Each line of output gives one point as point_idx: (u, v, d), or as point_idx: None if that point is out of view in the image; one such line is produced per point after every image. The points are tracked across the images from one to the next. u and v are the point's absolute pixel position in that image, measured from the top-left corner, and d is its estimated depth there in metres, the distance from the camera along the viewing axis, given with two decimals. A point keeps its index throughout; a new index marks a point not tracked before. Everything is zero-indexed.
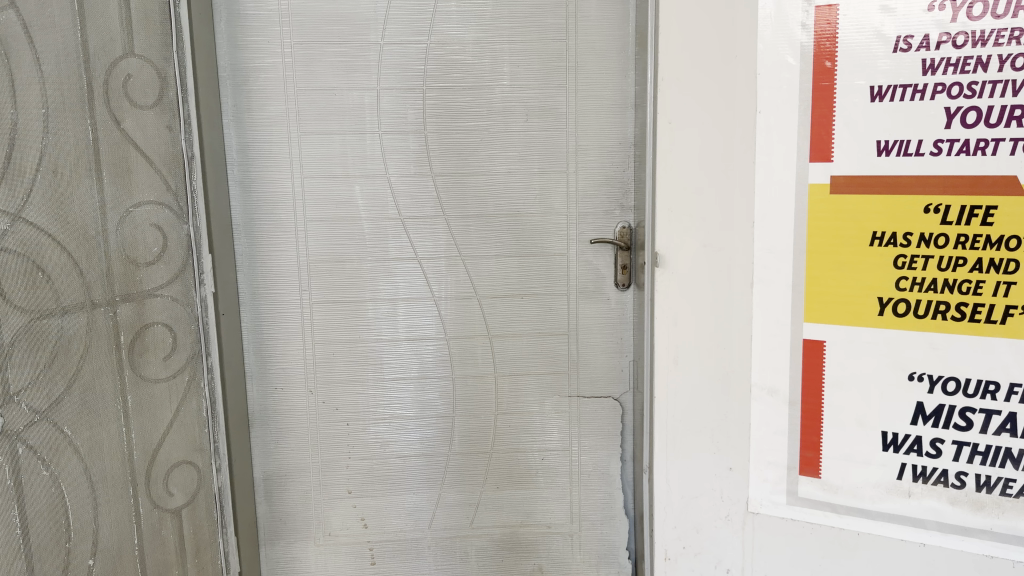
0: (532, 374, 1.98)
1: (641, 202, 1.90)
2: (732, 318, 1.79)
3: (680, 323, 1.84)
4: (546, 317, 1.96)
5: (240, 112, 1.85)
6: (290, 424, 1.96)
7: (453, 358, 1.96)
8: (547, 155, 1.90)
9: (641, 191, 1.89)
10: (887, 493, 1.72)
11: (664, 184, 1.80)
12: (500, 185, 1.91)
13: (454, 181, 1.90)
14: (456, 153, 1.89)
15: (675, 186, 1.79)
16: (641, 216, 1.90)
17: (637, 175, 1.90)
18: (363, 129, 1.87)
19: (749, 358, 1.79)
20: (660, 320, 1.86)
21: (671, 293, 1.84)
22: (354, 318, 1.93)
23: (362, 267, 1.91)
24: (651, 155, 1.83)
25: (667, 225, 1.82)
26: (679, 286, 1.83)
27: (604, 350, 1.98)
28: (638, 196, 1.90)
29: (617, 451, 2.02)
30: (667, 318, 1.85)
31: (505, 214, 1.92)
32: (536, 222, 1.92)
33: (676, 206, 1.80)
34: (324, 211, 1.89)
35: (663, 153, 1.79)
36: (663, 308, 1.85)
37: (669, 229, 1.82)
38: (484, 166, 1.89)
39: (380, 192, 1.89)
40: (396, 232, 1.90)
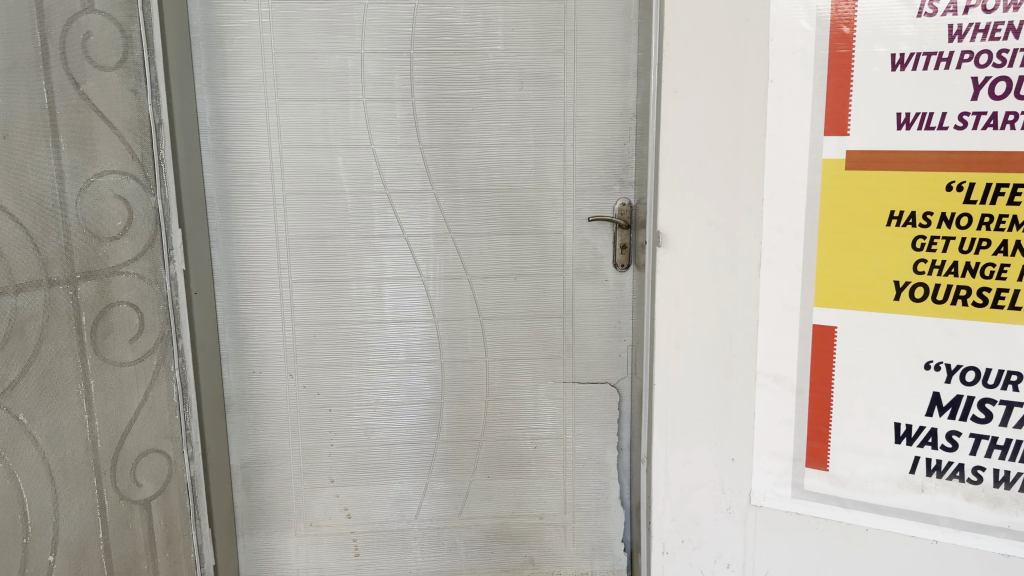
0: (525, 359, 1.88)
1: (642, 177, 1.79)
2: (736, 301, 1.69)
3: (682, 306, 1.74)
4: (540, 298, 1.86)
5: (215, 76, 1.72)
6: (269, 410, 1.86)
7: (441, 340, 1.85)
8: (543, 125, 1.79)
9: (643, 165, 1.78)
10: (898, 487, 1.62)
11: (667, 157, 1.69)
12: (493, 158, 1.79)
13: (443, 154, 1.78)
14: (446, 123, 1.77)
15: (678, 160, 1.68)
16: (643, 192, 1.79)
17: (640, 147, 1.78)
18: (346, 96, 1.74)
19: (754, 343, 1.69)
20: (661, 303, 1.76)
21: (673, 274, 1.73)
22: (336, 299, 1.82)
23: (346, 244, 1.80)
24: (655, 127, 1.72)
25: (670, 201, 1.71)
26: (681, 267, 1.73)
27: (600, 334, 1.88)
28: (641, 171, 1.79)
29: (614, 440, 1.93)
30: (668, 301, 1.75)
31: (498, 189, 1.80)
32: (531, 197, 1.81)
33: (679, 182, 1.69)
34: (305, 184, 1.77)
35: (668, 125, 1.68)
36: (663, 291, 1.75)
37: (672, 206, 1.71)
38: (476, 137, 1.78)
39: (364, 164, 1.77)
40: (381, 207, 1.79)
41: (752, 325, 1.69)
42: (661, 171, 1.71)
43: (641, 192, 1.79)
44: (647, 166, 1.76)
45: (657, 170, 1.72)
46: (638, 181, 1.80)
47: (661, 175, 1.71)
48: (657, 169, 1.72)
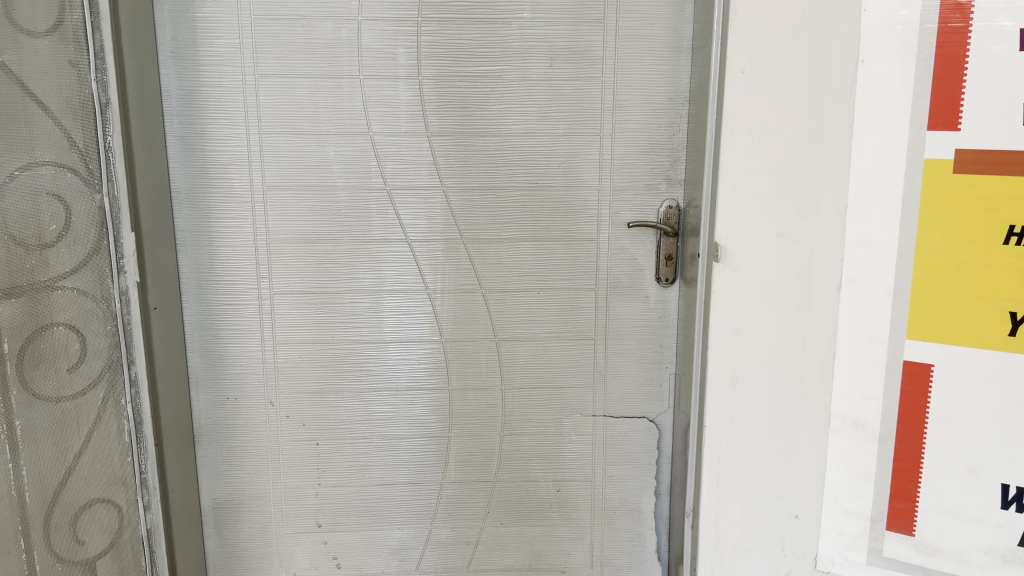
0: (547, 388, 1.59)
1: (694, 176, 1.48)
2: (808, 330, 1.40)
3: (743, 335, 1.44)
4: (568, 317, 1.56)
5: (182, 46, 1.43)
6: (245, 443, 1.58)
7: (450, 366, 1.57)
8: (575, 111, 1.48)
9: (696, 161, 1.48)
10: (1002, 561, 1.33)
11: (729, 153, 1.38)
12: (515, 150, 1.49)
13: (454, 146, 1.48)
14: (459, 108, 1.47)
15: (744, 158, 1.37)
16: (696, 195, 1.48)
17: (694, 140, 1.48)
18: (340, 72, 1.45)
19: (827, 380, 1.40)
20: (716, 329, 1.45)
21: (733, 295, 1.43)
22: (324, 314, 1.53)
23: (338, 250, 1.51)
24: (714, 115, 1.40)
25: (729, 206, 1.40)
26: (743, 286, 1.42)
27: (638, 360, 1.59)
28: (694, 167, 1.48)
29: (651, 484, 1.64)
30: (724, 326, 1.45)
31: (521, 187, 1.51)
32: (560, 197, 1.52)
33: (743, 182, 1.39)
34: (290, 178, 1.48)
35: (732, 113, 1.37)
36: (716, 314, 1.45)
37: (732, 211, 1.40)
38: (495, 125, 1.48)
39: (360, 154, 1.48)
40: (381, 206, 1.50)
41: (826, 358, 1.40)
42: (721, 169, 1.40)
43: (692, 193, 1.49)
44: (702, 163, 1.45)
45: (715, 168, 1.41)
46: (690, 180, 1.50)
47: (720, 174, 1.40)
48: (716, 166, 1.41)
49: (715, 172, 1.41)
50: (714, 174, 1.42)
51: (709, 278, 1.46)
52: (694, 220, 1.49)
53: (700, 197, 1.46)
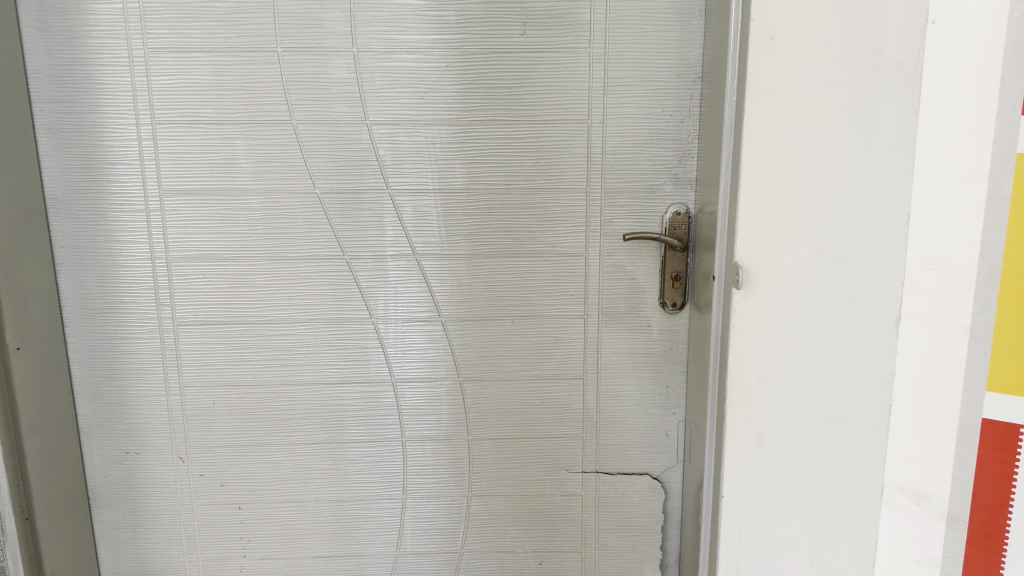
0: (525, 439, 1.28)
1: (711, 176, 1.14)
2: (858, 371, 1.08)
3: (771, 382, 1.11)
4: (549, 353, 1.25)
5: (49, 13, 1.11)
6: (153, 506, 1.28)
7: (402, 413, 1.26)
8: (555, 92, 1.16)
9: (711, 158, 1.14)
10: None
11: (750, 149, 1.05)
12: (479, 143, 1.17)
13: (401, 138, 1.16)
14: (406, 89, 1.15)
15: (772, 155, 1.04)
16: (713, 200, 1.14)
17: (709, 131, 1.14)
18: (252, 44, 1.13)
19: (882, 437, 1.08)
20: (733, 374, 1.12)
21: (759, 331, 1.10)
22: (243, 351, 1.23)
23: (257, 271, 1.20)
24: (732, 100, 1.07)
25: (751, 216, 1.07)
26: (771, 320, 1.09)
27: (638, 404, 1.27)
28: (708, 166, 1.15)
29: (657, 557, 1.34)
30: (746, 370, 1.12)
31: (487, 191, 1.19)
32: (537, 202, 1.20)
33: (770, 186, 1.05)
34: (194, 180, 1.17)
35: (754, 98, 1.04)
36: (733, 355, 1.12)
37: (756, 225, 1.07)
38: (453, 110, 1.16)
39: (281, 150, 1.16)
40: (309, 216, 1.18)
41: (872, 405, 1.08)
42: (740, 170, 1.07)
43: (707, 197, 1.16)
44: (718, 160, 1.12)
45: (734, 168, 1.08)
46: (705, 182, 1.16)
47: (739, 175, 1.07)
48: (736, 165, 1.08)
49: (734, 172, 1.08)
50: (733, 175, 1.09)
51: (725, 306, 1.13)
52: (710, 232, 1.15)
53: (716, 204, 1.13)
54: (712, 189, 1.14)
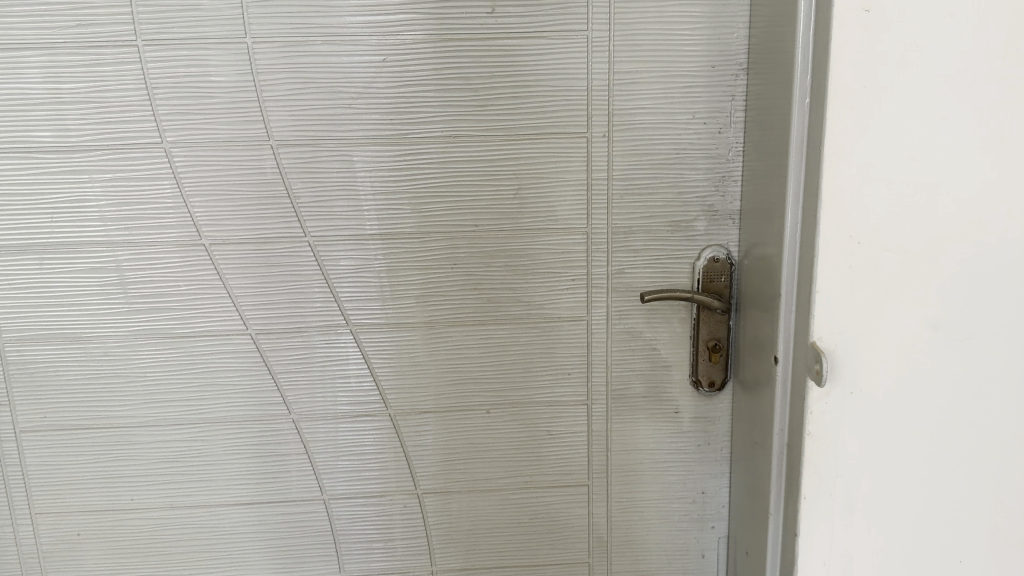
0: (509, 567, 0.94)
1: (768, 212, 0.79)
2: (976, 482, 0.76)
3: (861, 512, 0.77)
4: (541, 453, 0.91)
5: None
6: None
7: (341, 541, 0.92)
8: (539, 94, 0.82)
9: (768, 185, 0.78)
10: None
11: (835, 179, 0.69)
12: (433, 168, 0.83)
13: (322, 165, 0.82)
14: (326, 95, 0.80)
15: (868, 189, 0.69)
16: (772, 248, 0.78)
17: (764, 145, 0.79)
18: (100, 38, 0.78)
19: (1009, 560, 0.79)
20: (808, 503, 0.77)
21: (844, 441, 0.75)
22: (117, 463, 0.89)
23: (128, 356, 0.86)
24: (802, 104, 0.71)
25: (837, 277, 0.71)
26: (866, 425, 0.74)
27: (663, 518, 0.93)
28: (764, 195, 0.80)
29: None
30: (826, 497, 0.77)
31: (448, 237, 0.85)
32: (517, 249, 0.86)
33: (865, 234, 0.70)
34: (29, 233, 0.83)
35: (842, 101, 0.68)
36: (806, 477, 0.76)
37: (844, 289, 0.71)
38: (394, 124, 0.81)
39: (151, 188, 0.82)
40: (196, 279, 0.84)
41: (988, 517, 0.77)
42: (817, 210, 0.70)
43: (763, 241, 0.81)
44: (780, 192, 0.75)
45: (806, 205, 0.72)
46: (760, 218, 0.81)
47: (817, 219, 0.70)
48: (811, 203, 0.71)
49: (808, 213, 0.72)
50: (805, 217, 0.73)
51: (794, 403, 0.77)
52: (768, 291, 0.80)
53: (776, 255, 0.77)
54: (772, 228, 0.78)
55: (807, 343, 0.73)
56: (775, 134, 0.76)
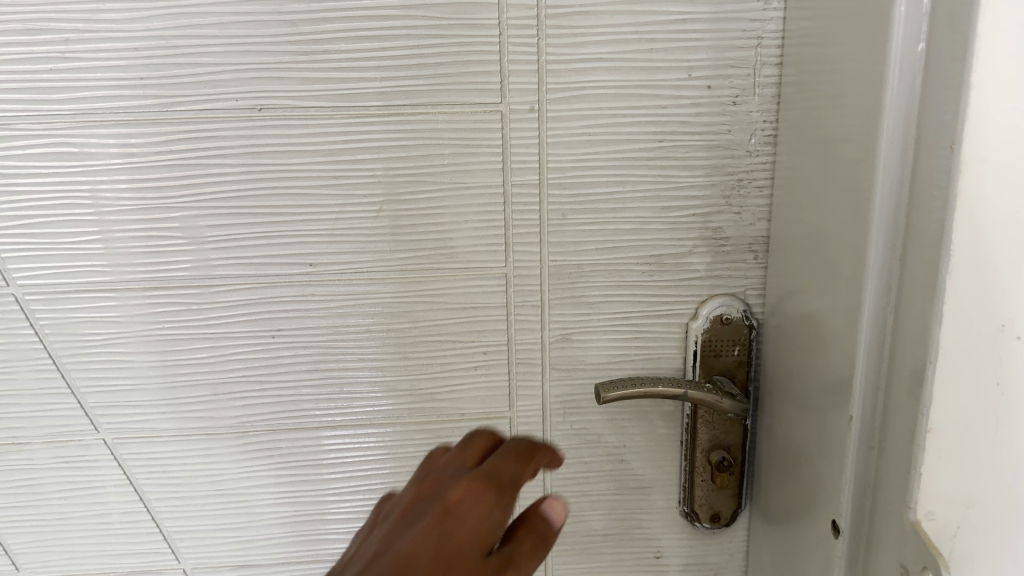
0: None
1: (825, 260, 0.43)
2: None
3: None
4: None
5: None
6: None
7: None
8: (413, 32, 0.45)
9: (826, 213, 0.42)
10: None
11: (981, 234, 0.33)
12: (225, 171, 0.46)
13: (22, 167, 0.46)
14: (15, 36, 0.43)
15: None
16: (832, 327, 0.43)
17: (820, 135, 0.43)
18: None
19: None
20: None
21: None
22: None
23: None
24: (907, 70, 0.35)
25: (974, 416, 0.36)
26: None
27: None
28: (817, 225, 0.44)
29: None
30: None
31: (265, 290, 0.49)
32: (382, 308, 0.50)
33: None
34: None
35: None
36: None
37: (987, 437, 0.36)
38: (148, 89, 0.45)
39: None
40: None
41: None
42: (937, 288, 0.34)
43: (812, 303, 0.45)
44: (852, 235, 0.39)
45: (909, 267, 0.37)
46: (810, 264, 0.45)
47: (936, 308, 0.34)
48: (921, 266, 0.35)
49: (909, 286, 0.36)
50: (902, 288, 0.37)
51: None
52: (822, 394, 0.45)
53: (842, 345, 0.41)
54: (828, 284, 0.43)
55: (901, 528, 0.39)
56: (841, 118, 0.40)
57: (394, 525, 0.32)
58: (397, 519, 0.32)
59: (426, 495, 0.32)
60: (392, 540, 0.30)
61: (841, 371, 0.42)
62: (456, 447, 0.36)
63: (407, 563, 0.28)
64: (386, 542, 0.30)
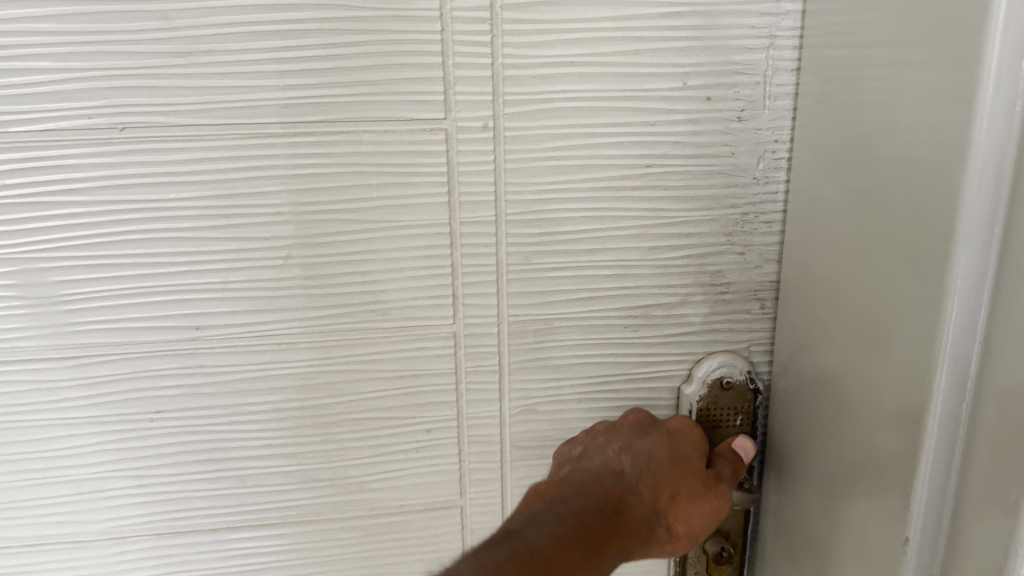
0: None
1: (861, 326, 0.33)
2: None
3: None
4: None
5: None
6: None
7: None
8: (327, 26, 0.34)
9: (864, 267, 0.33)
10: None
11: None
12: (82, 212, 0.35)
13: None
14: None
15: None
16: (871, 413, 0.33)
17: (858, 165, 0.33)
18: None
19: None
20: None
21: None
22: None
23: None
24: (1003, 94, 0.25)
25: None
26: None
27: None
28: (849, 279, 0.34)
29: None
30: None
31: (143, 363, 0.38)
32: (292, 384, 0.39)
33: None
34: None
35: None
36: None
37: None
38: None
39: None
40: None
41: None
42: None
43: (840, 377, 0.35)
44: (908, 304, 0.29)
45: (997, 358, 0.27)
46: (836, 325, 0.36)
47: None
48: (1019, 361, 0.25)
49: (998, 385, 0.26)
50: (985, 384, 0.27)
51: None
52: (852, 496, 0.35)
53: (887, 443, 0.32)
54: (868, 359, 0.33)
55: None
56: (893, 145, 0.30)
57: (628, 439, 0.38)
58: (591, 443, 0.39)
59: (654, 428, 0.39)
60: (639, 462, 0.37)
61: (886, 475, 0.32)
62: (643, 413, 0.40)
63: (653, 459, 0.37)
64: (622, 445, 0.38)
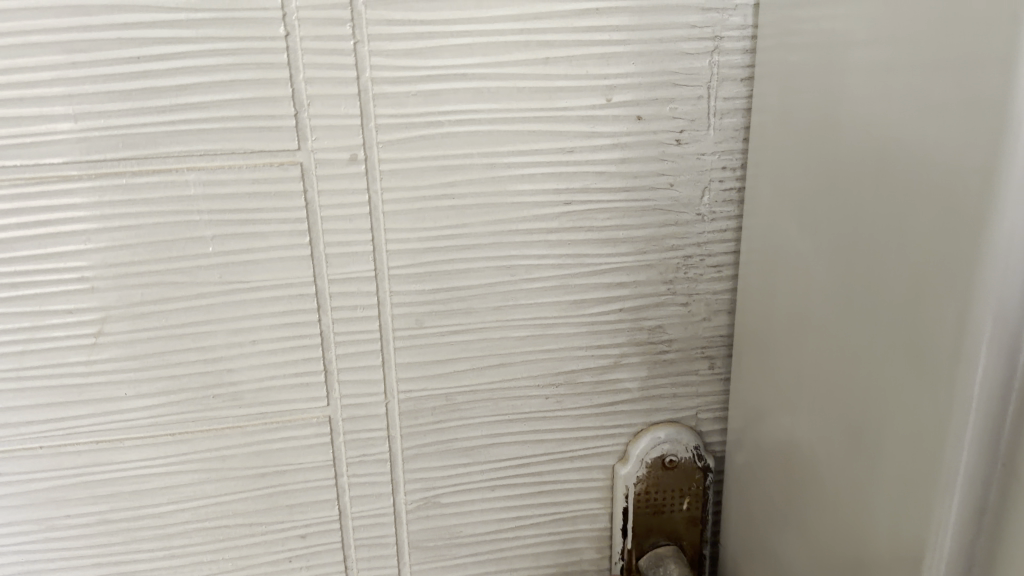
0: None
1: (832, 423, 0.25)
2: None
3: None
4: None
5: None
6: None
7: None
8: (130, 34, 0.26)
9: (837, 351, 0.25)
10: None
11: None
12: None
13: None
14: None
15: None
16: (844, 539, 0.25)
17: (830, 215, 0.25)
18: None
19: None
20: None
21: None
22: None
23: None
24: None
25: None
26: None
27: None
28: (818, 361, 0.26)
29: None
30: None
31: None
32: (120, 491, 0.31)
33: None
34: None
35: None
36: None
37: None
38: None
39: None
40: None
41: None
42: None
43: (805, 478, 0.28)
44: (899, 416, 0.22)
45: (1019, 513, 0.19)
46: (801, 415, 0.28)
47: None
48: None
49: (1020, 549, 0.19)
50: (999, 547, 0.19)
51: None
52: None
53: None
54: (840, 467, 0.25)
55: None
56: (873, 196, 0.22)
57: None
58: None
59: None
60: None
61: None
62: None
63: None
64: None
